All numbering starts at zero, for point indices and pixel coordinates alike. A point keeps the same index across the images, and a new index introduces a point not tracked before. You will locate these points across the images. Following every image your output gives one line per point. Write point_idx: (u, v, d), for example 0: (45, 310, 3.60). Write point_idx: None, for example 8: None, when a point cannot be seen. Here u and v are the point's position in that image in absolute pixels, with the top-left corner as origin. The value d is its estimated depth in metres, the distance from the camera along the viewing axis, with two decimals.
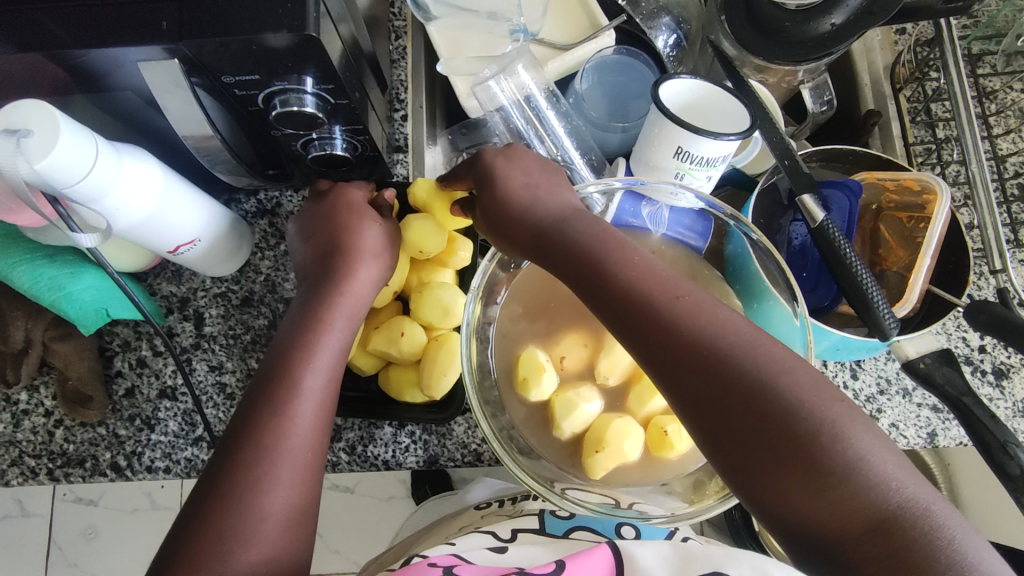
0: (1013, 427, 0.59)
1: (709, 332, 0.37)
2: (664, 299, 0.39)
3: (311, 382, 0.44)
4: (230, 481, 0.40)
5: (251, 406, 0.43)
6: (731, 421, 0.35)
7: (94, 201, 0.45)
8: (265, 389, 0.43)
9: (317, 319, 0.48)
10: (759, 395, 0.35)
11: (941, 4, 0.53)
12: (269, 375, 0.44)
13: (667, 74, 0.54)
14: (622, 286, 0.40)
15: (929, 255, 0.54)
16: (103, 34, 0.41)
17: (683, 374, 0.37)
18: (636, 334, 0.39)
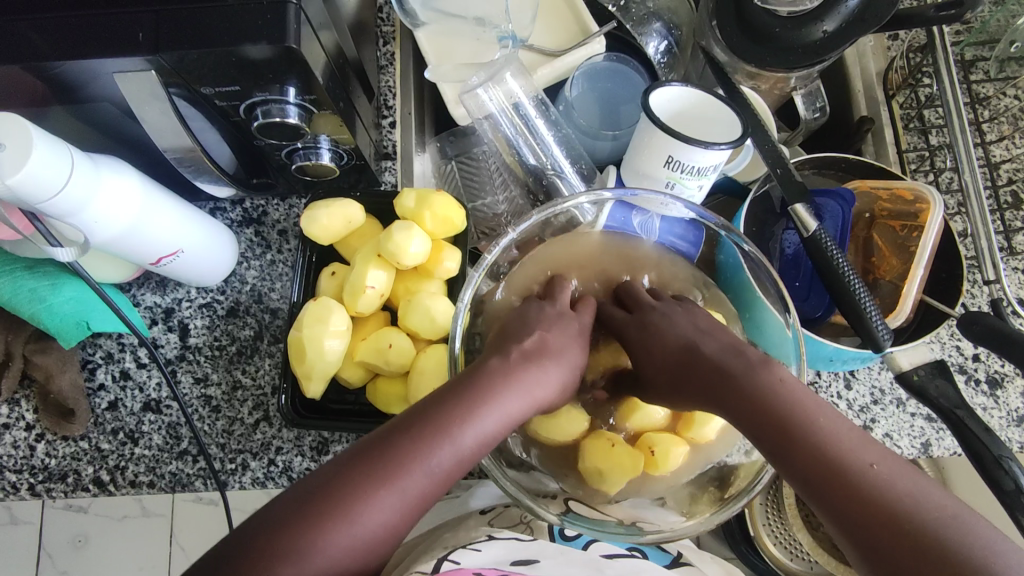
0: (1006, 436, 0.59)
1: (860, 464, 0.38)
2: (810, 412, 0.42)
3: (432, 462, 0.40)
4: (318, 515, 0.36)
5: (347, 461, 0.39)
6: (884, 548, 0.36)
7: (71, 215, 0.44)
8: (373, 450, 0.39)
9: (488, 383, 0.44)
10: (912, 530, 0.35)
11: (934, 11, 0.53)
12: (384, 435, 0.40)
13: (658, 81, 0.53)
14: (773, 399, 0.43)
15: (922, 264, 0.54)
16: (79, 44, 0.40)
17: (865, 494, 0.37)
18: (770, 438, 0.42)
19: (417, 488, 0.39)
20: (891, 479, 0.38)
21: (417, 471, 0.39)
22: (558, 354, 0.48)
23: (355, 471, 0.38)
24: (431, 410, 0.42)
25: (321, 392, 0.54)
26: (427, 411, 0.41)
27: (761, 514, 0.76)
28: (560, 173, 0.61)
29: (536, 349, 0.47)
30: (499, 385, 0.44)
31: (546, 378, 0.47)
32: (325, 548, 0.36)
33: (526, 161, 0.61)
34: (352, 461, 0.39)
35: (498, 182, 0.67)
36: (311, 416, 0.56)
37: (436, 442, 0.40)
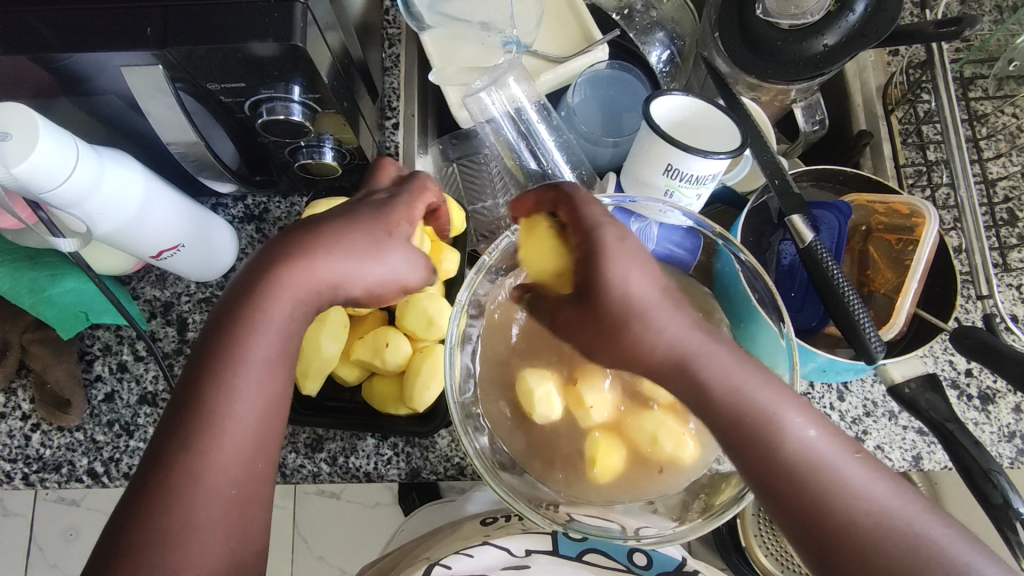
0: (997, 451, 0.59)
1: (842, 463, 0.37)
2: (755, 402, 0.38)
3: (237, 405, 0.38)
4: (171, 464, 0.37)
5: (176, 410, 0.38)
6: (825, 547, 0.36)
7: (72, 206, 0.44)
8: (184, 401, 0.38)
9: (237, 311, 0.39)
10: (850, 523, 0.36)
11: (933, 28, 0.53)
12: (189, 381, 0.38)
13: (658, 91, 0.54)
14: (720, 404, 0.38)
15: (916, 278, 0.54)
16: (88, 37, 0.41)
17: (817, 492, 0.37)
18: (726, 436, 0.38)
19: (229, 429, 0.38)
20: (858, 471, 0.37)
21: (233, 398, 0.38)
22: (313, 263, 0.40)
23: (184, 422, 0.37)
24: (211, 346, 0.38)
25: (318, 390, 0.55)
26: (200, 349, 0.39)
27: (752, 523, 0.76)
28: (560, 177, 0.61)
29: (293, 238, 0.41)
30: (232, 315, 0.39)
31: (279, 307, 0.39)
32: (199, 505, 0.37)
33: (527, 165, 0.62)
34: (181, 413, 0.38)
35: (499, 186, 0.67)
36: (306, 413, 0.56)
37: (229, 373, 0.38)
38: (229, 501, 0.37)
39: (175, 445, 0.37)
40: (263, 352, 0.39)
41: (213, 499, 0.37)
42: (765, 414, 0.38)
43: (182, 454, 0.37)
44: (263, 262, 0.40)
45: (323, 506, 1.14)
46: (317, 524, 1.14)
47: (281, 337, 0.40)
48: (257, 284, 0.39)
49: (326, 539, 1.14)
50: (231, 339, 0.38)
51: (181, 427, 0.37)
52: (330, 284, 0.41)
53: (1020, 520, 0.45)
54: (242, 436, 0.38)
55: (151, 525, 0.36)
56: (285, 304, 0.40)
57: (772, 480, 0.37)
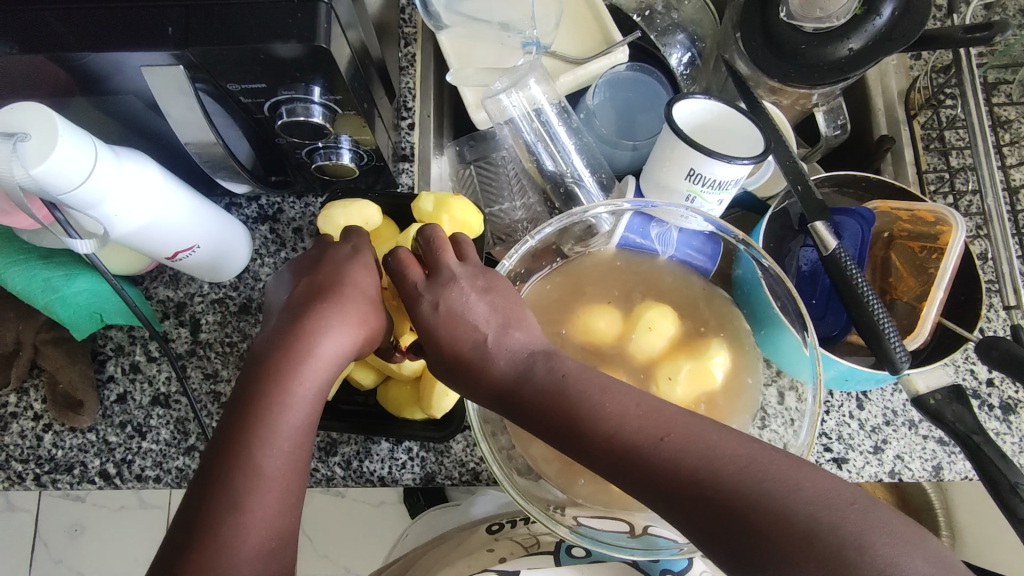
0: (1018, 463, 0.59)
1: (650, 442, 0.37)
2: (568, 397, 0.39)
3: (271, 465, 0.38)
4: (206, 523, 0.36)
5: (209, 472, 0.38)
6: (711, 518, 0.34)
7: (90, 207, 0.43)
8: (219, 463, 0.38)
9: (274, 369, 0.40)
10: (732, 493, 0.34)
11: (962, 33, 0.52)
12: (223, 445, 0.38)
13: (681, 94, 0.53)
14: (539, 393, 0.40)
15: (942, 287, 0.53)
16: (108, 36, 0.40)
17: (648, 472, 0.36)
18: (543, 422, 0.40)
19: (266, 493, 0.38)
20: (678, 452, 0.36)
21: (266, 454, 0.38)
22: (342, 322, 0.42)
23: (219, 484, 0.37)
24: (253, 405, 0.39)
25: (333, 394, 0.54)
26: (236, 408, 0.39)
27: None
28: (579, 181, 0.61)
29: (318, 289, 0.44)
30: (273, 375, 0.40)
31: (317, 365, 0.41)
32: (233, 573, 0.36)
33: (544, 165, 0.61)
34: (215, 468, 0.38)
35: (517, 187, 0.67)
36: (320, 416, 0.56)
37: (268, 435, 0.38)
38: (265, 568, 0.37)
39: (209, 502, 0.37)
40: (300, 415, 0.40)
41: (245, 559, 0.36)
42: (573, 403, 0.39)
43: (218, 521, 0.36)
44: (300, 323, 0.41)
45: (328, 505, 1.14)
46: (323, 522, 1.13)
47: (316, 395, 0.41)
48: (293, 342, 0.41)
49: (332, 538, 1.14)
50: (270, 401, 0.39)
51: (213, 483, 0.37)
52: (360, 338, 0.44)
53: None
54: (274, 492, 0.38)
55: None
56: (320, 364, 0.41)
57: (656, 470, 0.36)
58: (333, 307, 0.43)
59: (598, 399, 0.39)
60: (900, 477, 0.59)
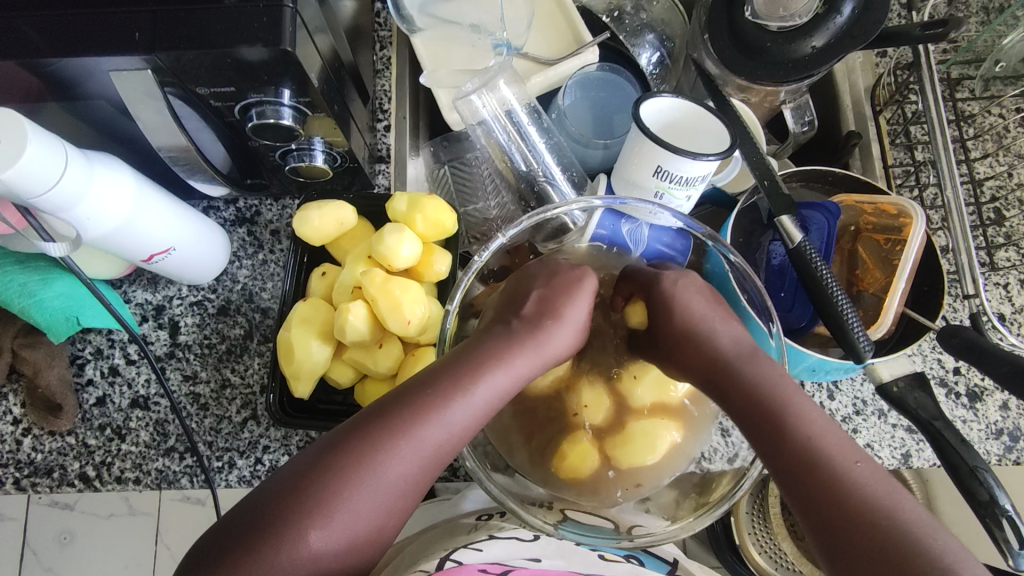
0: (985, 449, 0.60)
1: (847, 462, 0.43)
2: (803, 412, 0.46)
3: (431, 438, 0.43)
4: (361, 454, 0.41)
5: (374, 417, 0.43)
6: (845, 532, 0.41)
7: (63, 211, 0.44)
8: (387, 416, 0.43)
9: (484, 355, 0.47)
10: (875, 529, 0.40)
11: (919, 31, 0.54)
12: (400, 403, 0.44)
13: (648, 93, 0.54)
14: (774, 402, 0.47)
15: (904, 278, 0.55)
16: (76, 42, 0.41)
17: (817, 486, 0.43)
18: (751, 421, 0.47)
19: (430, 446, 0.43)
20: (852, 469, 0.43)
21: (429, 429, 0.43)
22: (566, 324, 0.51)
23: (377, 429, 0.42)
24: (387, 410, 0.43)
25: (309, 392, 0.55)
26: (427, 385, 0.44)
27: (745, 521, 0.76)
28: (551, 180, 0.62)
29: (536, 312, 0.50)
30: (428, 389, 0.44)
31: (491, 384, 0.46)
32: (346, 505, 0.40)
33: (517, 166, 0.62)
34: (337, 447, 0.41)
35: (491, 188, 0.68)
36: (298, 415, 0.56)
37: (399, 441, 0.42)
38: (376, 517, 0.41)
39: (315, 474, 0.41)
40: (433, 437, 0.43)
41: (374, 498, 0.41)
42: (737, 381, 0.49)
43: (360, 453, 0.41)
44: (486, 342, 0.48)
45: None
46: None
47: (462, 423, 0.44)
48: (509, 342, 0.48)
49: None
50: (441, 401, 0.44)
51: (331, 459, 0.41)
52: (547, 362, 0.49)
53: (1007, 517, 0.45)
54: (379, 494, 0.41)
55: (301, 509, 0.39)
56: (483, 395, 0.45)
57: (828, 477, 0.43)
58: (515, 333, 0.49)
59: (806, 416, 0.46)
60: None
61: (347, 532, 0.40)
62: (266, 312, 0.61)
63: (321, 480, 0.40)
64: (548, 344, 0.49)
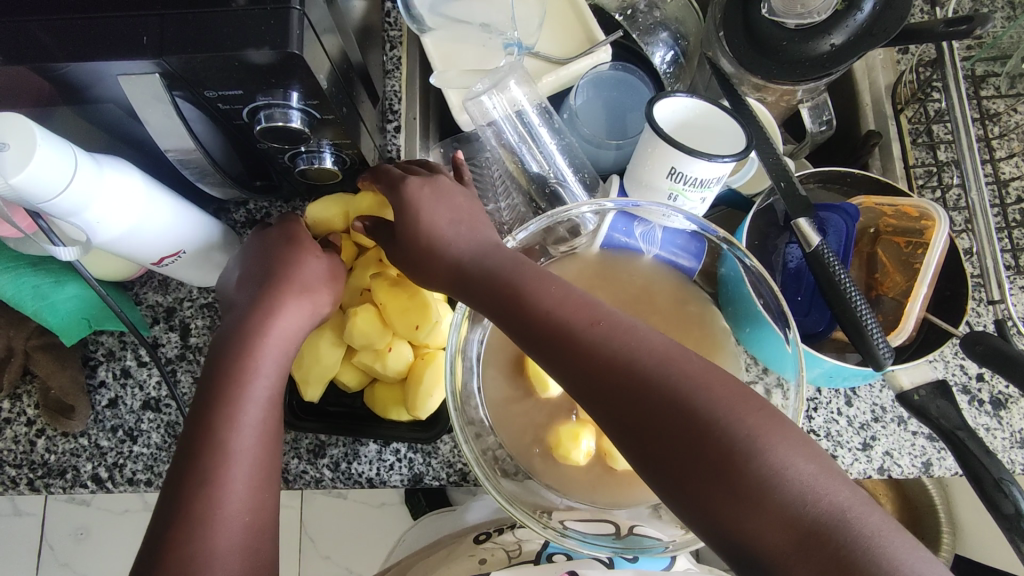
0: (1008, 458, 0.58)
1: (615, 363, 0.37)
2: (607, 327, 0.39)
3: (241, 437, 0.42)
4: (203, 455, 0.41)
5: (199, 420, 0.43)
6: (698, 478, 0.34)
7: (72, 215, 0.44)
8: (203, 420, 0.42)
9: (249, 328, 0.47)
10: (695, 436, 0.35)
11: (943, 27, 0.52)
12: (206, 407, 0.43)
13: (662, 92, 0.53)
14: (576, 336, 0.39)
15: (926, 283, 0.53)
16: (86, 46, 0.41)
17: (663, 433, 0.35)
18: (543, 345, 0.40)
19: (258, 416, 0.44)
20: (658, 369, 0.37)
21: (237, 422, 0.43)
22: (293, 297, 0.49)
23: (203, 431, 0.42)
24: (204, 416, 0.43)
25: (319, 396, 0.55)
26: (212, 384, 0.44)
27: None
28: (563, 181, 0.61)
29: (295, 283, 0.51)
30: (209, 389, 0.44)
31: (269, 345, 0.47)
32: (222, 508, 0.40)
33: (528, 168, 0.61)
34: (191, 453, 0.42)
35: (501, 189, 0.66)
36: (309, 419, 0.56)
37: (215, 447, 0.42)
38: (240, 515, 0.41)
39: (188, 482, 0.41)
40: (258, 398, 0.45)
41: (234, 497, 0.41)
42: (532, 300, 0.42)
43: (200, 462, 0.41)
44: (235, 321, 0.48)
45: (331, 507, 1.15)
46: (326, 523, 1.14)
47: (267, 397, 0.45)
48: (247, 326, 0.47)
49: (334, 538, 1.14)
50: (228, 388, 0.44)
51: (189, 465, 0.41)
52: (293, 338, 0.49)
53: None
54: (239, 488, 0.41)
55: (186, 531, 0.39)
56: (278, 340, 0.48)
57: (632, 401, 0.36)
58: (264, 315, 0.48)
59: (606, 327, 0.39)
60: (888, 474, 0.59)
61: (236, 536, 0.40)
62: None
63: (190, 500, 0.40)
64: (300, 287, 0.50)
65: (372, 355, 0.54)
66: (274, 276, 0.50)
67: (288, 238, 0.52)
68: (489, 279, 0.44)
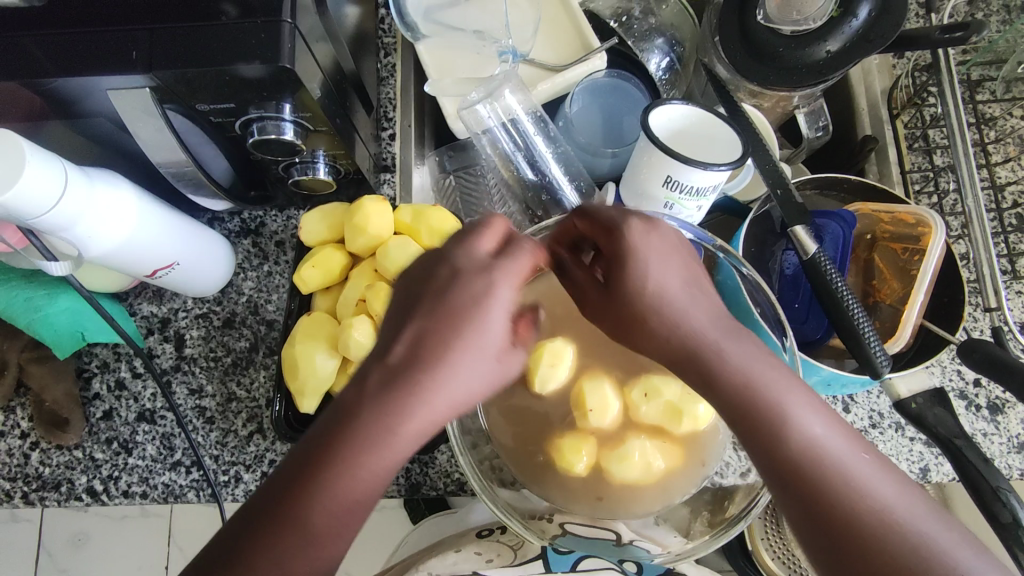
0: (1005, 463, 0.58)
1: (795, 442, 0.35)
2: (761, 392, 0.36)
3: (330, 511, 0.32)
4: (274, 525, 0.32)
5: (279, 478, 0.33)
6: (818, 519, 0.34)
7: (64, 230, 0.44)
8: (295, 472, 0.33)
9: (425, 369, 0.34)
10: (876, 538, 0.33)
11: (939, 34, 0.52)
12: (297, 456, 0.33)
13: (658, 100, 0.53)
14: (727, 388, 0.36)
15: (922, 290, 0.53)
16: (76, 60, 0.40)
17: (786, 469, 0.35)
18: (732, 407, 0.36)
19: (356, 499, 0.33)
20: (838, 460, 0.34)
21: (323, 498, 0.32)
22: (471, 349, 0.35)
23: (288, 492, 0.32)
24: (284, 476, 0.33)
25: (315, 408, 0.54)
26: (315, 447, 0.33)
27: (758, 527, 0.73)
28: (558, 190, 0.61)
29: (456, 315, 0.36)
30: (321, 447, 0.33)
31: (456, 376, 0.35)
32: None
33: (524, 176, 0.61)
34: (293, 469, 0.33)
35: (497, 197, 0.66)
36: (305, 431, 0.55)
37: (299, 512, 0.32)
38: None
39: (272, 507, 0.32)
40: (389, 462, 0.33)
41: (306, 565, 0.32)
42: (689, 338, 0.37)
43: (278, 528, 0.32)
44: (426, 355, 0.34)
45: None
46: None
47: (387, 473, 0.34)
48: (436, 373, 0.34)
49: None
50: (340, 457, 0.32)
51: (275, 509, 0.32)
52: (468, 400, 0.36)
53: None
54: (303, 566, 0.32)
55: None
56: (446, 406, 0.34)
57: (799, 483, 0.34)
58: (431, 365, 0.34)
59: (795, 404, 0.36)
60: None
61: None
62: (271, 324, 0.61)
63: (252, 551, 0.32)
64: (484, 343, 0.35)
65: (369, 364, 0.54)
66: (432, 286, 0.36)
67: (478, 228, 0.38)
68: (636, 312, 0.39)
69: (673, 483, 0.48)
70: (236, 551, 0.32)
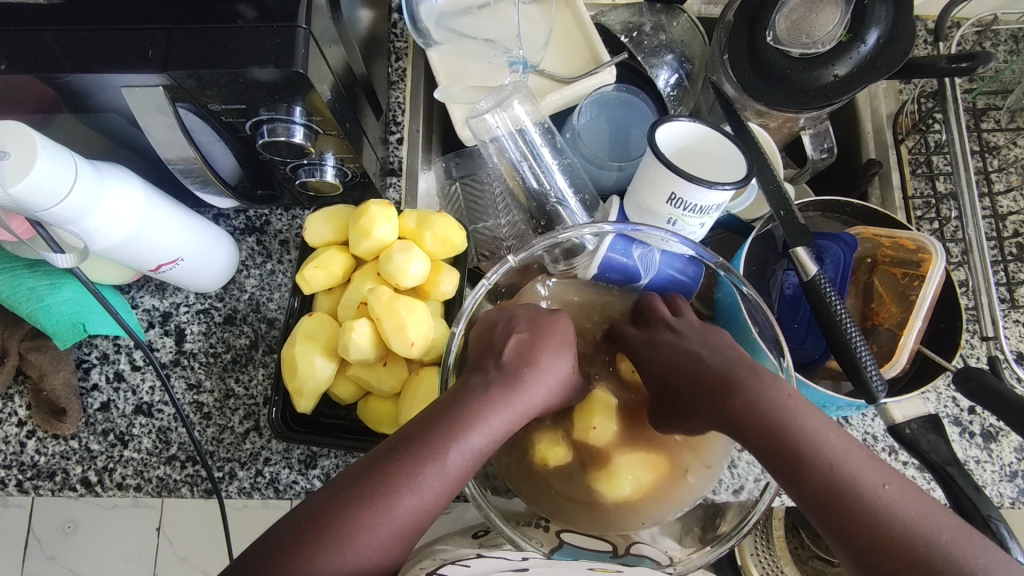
0: (997, 491, 0.58)
1: (808, 437, 0.40)
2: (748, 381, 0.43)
3: (390, 517, 0.39)
4: (330, 524, 0.38)
5: (350, 479, 0.40)
6: (848, 531, 0.37)
7: (71, 222, 0.44)
8: (362, 478, 0.40)
9: (486, 391, 0.44)
10: (879, 521, 0.36)
11: (945, 63, 0.52)
12: (365, 463, 0.41)
13: (666, 116, 0.53)
14: (758, 395, 0.42)
15: (921, 316, 0.53)
16: (92, 57, 0.41)
17: (802, 475, 0.39)
18: (741, 413, 0.42)
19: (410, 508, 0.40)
20: (835, 448, 0.39)
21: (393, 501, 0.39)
22: (544, 369, 0.46)
23: (345, 495, 0.39)
24: (349, 488, 0.39)
25: (311, 408, 0.54)
26: (402, 448, 0.41)
27: (748, 544, 0.68)
28: (563, 202, 0.61)
29: (515, 360, 0.46)
30: (392, 450, 0.41)
31: (533, 394, 0.46)
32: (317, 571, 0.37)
33: (529, 185, 0.61)
34: (362, 473, 0.40)
35: (502, 206, 0.67)
36: (301, 430, 0.56)
37: (351, 512, 0.38)
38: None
39: (338, 506, 0.39)
40: (439, 477, 0.41)
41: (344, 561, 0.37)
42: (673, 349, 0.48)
43: (329, 523, 0.38)
44: (485, 376, 0.45)
45: None
46: None
47: (439, 487, 0.40)
48: (507, 391, 0.45)
49: None
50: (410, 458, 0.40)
51: (332, 509, 0.39)
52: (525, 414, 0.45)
53: None
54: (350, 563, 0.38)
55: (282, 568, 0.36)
56: (501, 417, 0.44)
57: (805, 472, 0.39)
58: (493, 386, 0.45)
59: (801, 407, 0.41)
60: None
61: None
62: (271, 323, 0.61)
63: (294, 541, 0.37)
64: (529, 400, 0.45)
65: (366, 367, 0.54)
66: (470, 390, 0.44)
67: (508, 374, 0.45)
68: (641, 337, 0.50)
69: (660, 505, 0.49)
70: (290, 541, 0.37)
